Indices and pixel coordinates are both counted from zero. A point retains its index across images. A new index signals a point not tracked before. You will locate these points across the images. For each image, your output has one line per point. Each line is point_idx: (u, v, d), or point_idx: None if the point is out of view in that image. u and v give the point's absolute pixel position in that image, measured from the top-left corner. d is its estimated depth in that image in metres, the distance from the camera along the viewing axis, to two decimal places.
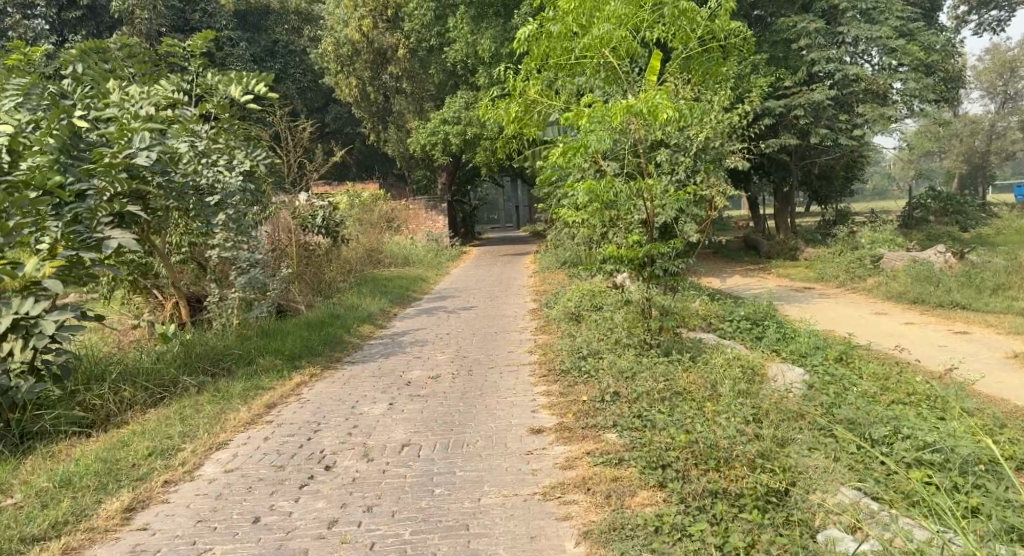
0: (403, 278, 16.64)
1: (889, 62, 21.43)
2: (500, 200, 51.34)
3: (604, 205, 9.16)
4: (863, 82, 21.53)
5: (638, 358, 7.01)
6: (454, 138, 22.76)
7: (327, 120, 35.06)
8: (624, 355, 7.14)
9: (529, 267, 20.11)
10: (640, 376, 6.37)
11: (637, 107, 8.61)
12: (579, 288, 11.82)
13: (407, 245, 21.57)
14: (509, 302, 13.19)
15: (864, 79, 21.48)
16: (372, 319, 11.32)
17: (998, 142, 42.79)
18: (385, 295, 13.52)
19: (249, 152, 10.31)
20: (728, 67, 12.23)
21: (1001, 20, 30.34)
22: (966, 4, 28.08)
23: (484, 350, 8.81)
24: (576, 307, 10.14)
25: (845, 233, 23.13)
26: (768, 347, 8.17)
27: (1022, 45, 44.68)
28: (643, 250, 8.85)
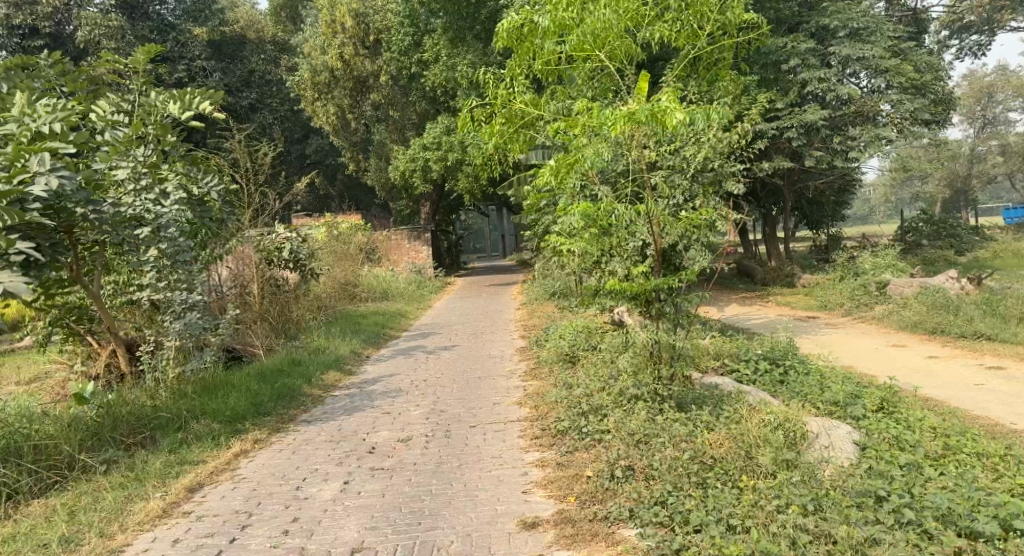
0: (380, 314, 15.31)
1: (876, 83, 20.70)
2: (484, 230, 50.24)
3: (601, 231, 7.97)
4: (854, 105, 20.59)
5: (651, 415, 5.81)
6: (434, 164, 21.73)
7: (306, 152, 33.90)
8: (634, 410, 5.91)
9: (516, 299, 18.92)
10: (658, 442, 5.14)
11: (640, 114, 7.24)
12: (574, 324, 10.59)
13: (387, 277, 20.34)
14: (495, 340, 11.92)
15: (854, 101, 20.54)
16: (341, 363, 10.03)
17: (980, 166, 42.08)
18: (358, 334, 12.24)
19: (197, 178, 9.15)
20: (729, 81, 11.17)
21: (983, 44, 29.92)
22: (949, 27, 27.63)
23: (466, 401, 7.54)
24: (570, 348, 8.91)
25: (845, 259, 22.13)
26: (799, 394, 7.00)
27: (998, 70, 44.61)
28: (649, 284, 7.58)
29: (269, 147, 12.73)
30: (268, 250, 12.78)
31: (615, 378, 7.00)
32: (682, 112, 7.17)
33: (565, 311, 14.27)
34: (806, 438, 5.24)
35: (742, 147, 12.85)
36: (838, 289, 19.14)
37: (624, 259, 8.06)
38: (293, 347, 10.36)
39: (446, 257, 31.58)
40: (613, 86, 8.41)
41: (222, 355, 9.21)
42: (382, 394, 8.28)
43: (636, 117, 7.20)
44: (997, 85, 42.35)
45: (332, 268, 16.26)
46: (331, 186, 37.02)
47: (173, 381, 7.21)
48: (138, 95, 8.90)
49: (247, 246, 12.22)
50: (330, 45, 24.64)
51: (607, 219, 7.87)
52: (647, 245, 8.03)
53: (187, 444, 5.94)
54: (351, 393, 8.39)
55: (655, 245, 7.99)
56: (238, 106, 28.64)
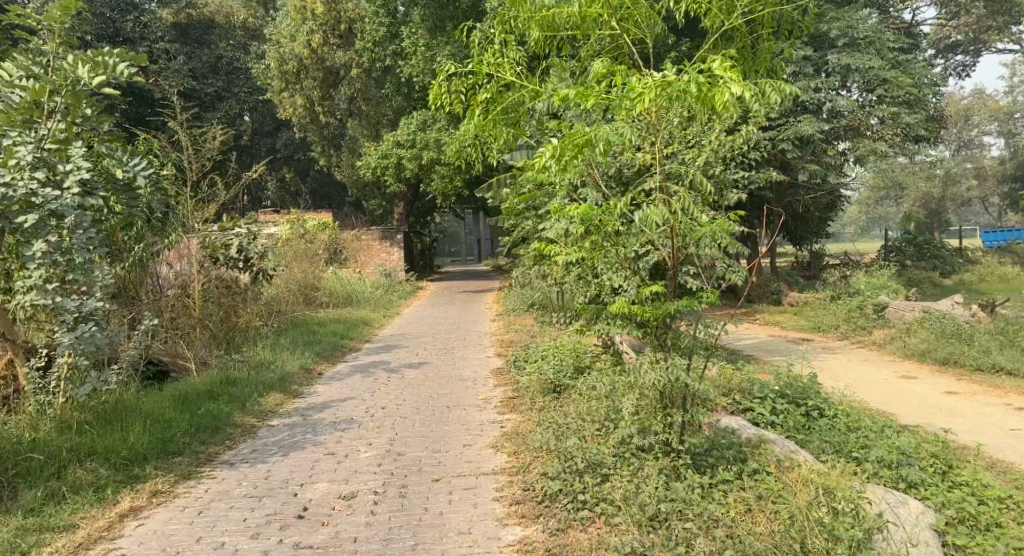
0: (340, 321, 13.82)
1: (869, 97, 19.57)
2: (458, 234, 48.80)
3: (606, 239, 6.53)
4: (841, 120, 19.57)
5: (669, 482, 4.62)
6: (408, 162, 20.37)
7: (276, 146, 32.31)
8: (649, 475, 4.70)
9: (491, 308, 17.59)
10: (678, 539, 4.00)
11: (682, 86, 5.32)
12: (559, 345, 9.24)
13: (354, 280, 18.90)
14: (467, 358, 10.50)
15: (843, 117, 19.54)
16: (286, 384, 8.53)
17: (956, 188, 41.75)
18: (311, 346, 10.78)
19: (121, 160, 7.66)
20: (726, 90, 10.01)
21: (966, 65, 29.41)
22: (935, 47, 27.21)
23: (433, 438, 6.15)
24: (559, 376, 7.55)
25: (836, 279, 21.10)
26: (839, 450, 5.75)
27: (975, 93, 44.46)
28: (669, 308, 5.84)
29: (219, 131, 11.30)
30: (209, 248, 11.36)
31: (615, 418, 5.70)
32: (738, 86, 5.31)
33: (546, 327, 12.94)
34: (881, 527, 4.08)
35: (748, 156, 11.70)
36: (832, 307, 18.06)
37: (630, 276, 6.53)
38: (232, 363, 8.88)
39: (419, 261, 30.10)
40: (629, 41, 6.39)
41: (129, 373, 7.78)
42: (330, 425, 6.81)
43: (676, 89, 5.31)
44: (973, 108, 42.11)
45: (291, 269, 14.85)
46: (301, 183, 35.42)
47: (65, 406, 5.83)
48: (54, 58, 7.26)
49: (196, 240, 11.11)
50: (300, 32, 23.18)
51: (615, 222, 6.47)
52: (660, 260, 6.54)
53: (58, 499, 4.65)
54: (287, 424, 6.88)
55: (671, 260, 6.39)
56: (204, 95, 27.05)
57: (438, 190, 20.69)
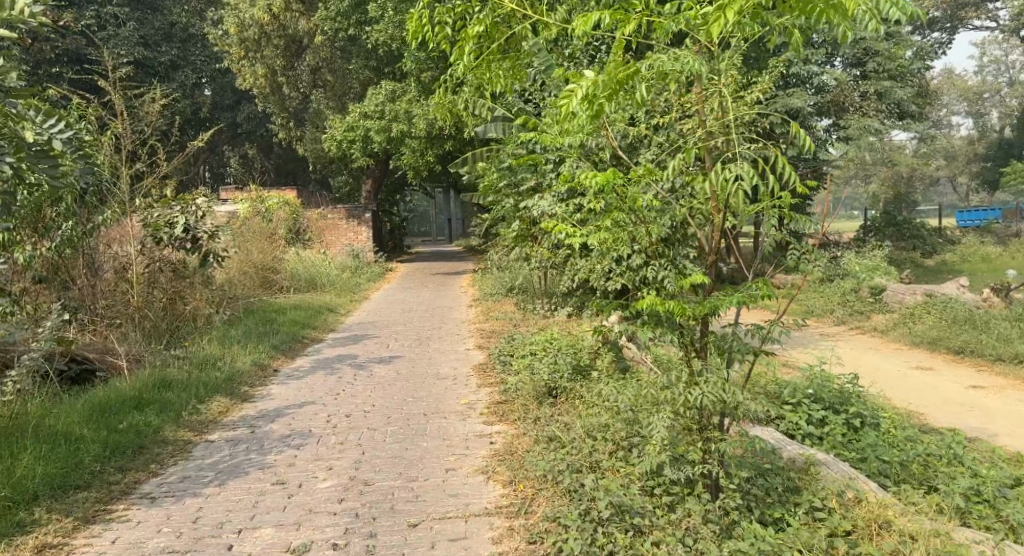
0: (302, 308, 12.56)
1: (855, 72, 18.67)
2: (430, 213, 47.42)
3: (629, 215, 4.76)
4: (827, 94, 18.22)
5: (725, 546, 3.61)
6: (377, 135, 19.03)
7: (238, 119, 30.68)
8: (702, 533, 3.70)
9: (468, 292, 16.44)
10: None
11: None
12: (549, 339, 8.17)
13: (319, 260, 17.61)
14: (443, 352, 9.35)
15: (829, 89, 18.19)
16: (230, 387, 7.21)
17: (929, 168, 41.38)
18: (268, 338, 9.56)
19: (31, 120, 6.41)
20: None
21: (945, 42, 28.80)
22: (915, 23, 26.50)
23: (410, 458, 5.03)
24: (556, 378, 6.45)
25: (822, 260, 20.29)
26: (909, 484, 4.73)
27: (947, 72, 44.05)
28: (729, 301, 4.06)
29: (160, 93, 9.93)
30: (150, 227, 10.10)
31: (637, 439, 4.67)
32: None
33: (530, 316, 11.88)
34: None
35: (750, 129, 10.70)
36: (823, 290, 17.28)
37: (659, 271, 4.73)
38: (172, 361, 7.65)
39: (389, 241, 28.77)
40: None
41: (37, 376, 6.63)
42: (282, 442, 5.64)
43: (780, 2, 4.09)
44: (947, 86, 41.71)
45: (249, 251, 13.53)
46: (265, 159, 33.83)
47: None
48: None
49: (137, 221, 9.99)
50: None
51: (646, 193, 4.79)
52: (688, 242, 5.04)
53: None
54: (230, 439, 5.73)
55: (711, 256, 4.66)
56: (157, 63, 25.38)
57: (409, 167, 19.41)
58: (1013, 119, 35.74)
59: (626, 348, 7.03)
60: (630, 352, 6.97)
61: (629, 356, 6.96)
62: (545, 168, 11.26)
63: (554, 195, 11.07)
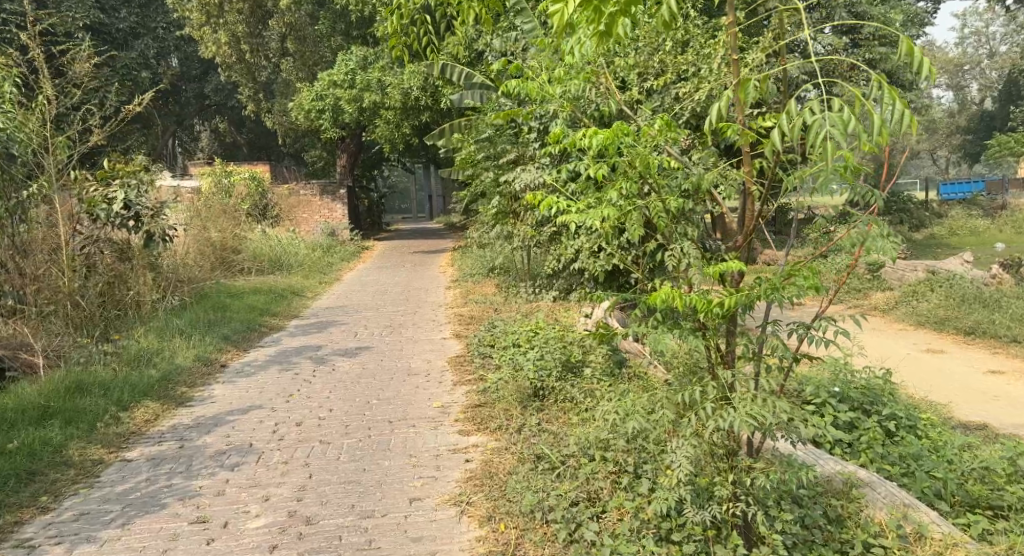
0: (263, 291, 11.56)
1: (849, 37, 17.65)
2: (410, 189, 46.24)
3: (638, 182, 3.73)
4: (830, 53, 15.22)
5: None
6: (346, 105, 17.89)
7: (205, 92, 29.33)
8: None
9: (446, 272, 15.49)
10: None
11: None
12: (536, 330, 7.28)
13: (288, 239, 16.58)
14: (416, 342, 8.41)
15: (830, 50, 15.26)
16: (160, 390, 6.24)
17: (917, 138, 40.78)
18: (220, 329, 8.58)
19: None
20: (699, 31, 8.29)
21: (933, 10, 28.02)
22: None
23: (367, 484, 4.10)
24: (540, 377, 5.54)
25: None
26: (978, 515, 3.82)
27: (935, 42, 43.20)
28: (771, 294, 3.08)
29: (91, 51, 8.76)
30: (84, 203, 9.14)
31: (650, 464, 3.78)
32: None
33: (511, 299, 10.95)
34: None
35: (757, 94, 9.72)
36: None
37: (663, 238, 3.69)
38: (101, 358, 6.68)
39: (365, 218, 27.64)
40: None
41: None
42: (214, 460, 4.70)
43: None
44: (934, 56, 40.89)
45: (207, 232, 12.49)
46: (237, 133, 32.65)
47: None
48: None
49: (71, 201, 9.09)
50: None
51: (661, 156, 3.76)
52: (706, 215, 4.12)
53: None
54: (151, 457, 4.78)
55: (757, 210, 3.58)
56: (114, 31, 23.89)
57: (381, 139, 18.28)
58: (996, 90, 35.17)
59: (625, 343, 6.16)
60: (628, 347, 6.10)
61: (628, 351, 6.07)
62: (528, 138, 10.38)
63: (537, 166, 10.21)
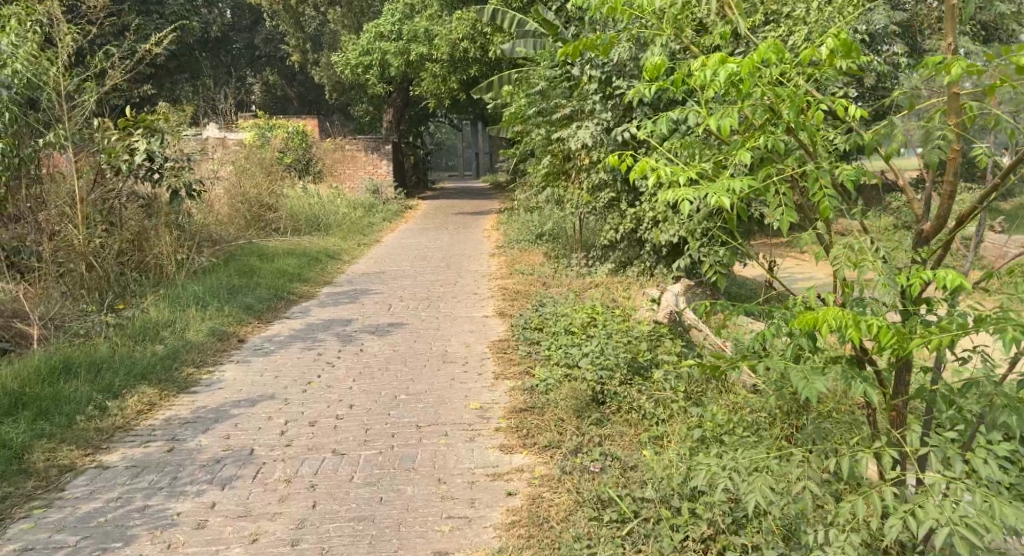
0: (297, 254, 10.79)
1: None
2: (460, 145, 45.31)
3: (782, 138, 2.59)
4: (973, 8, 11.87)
5: None
6: (393, 57, 16.89)
7: (257, 42, 28.70)
8: None
9: (493, 236, 14.60)
10: None
11: None
12: (593, 315, 6.31)
13: (329, 196, 15.86)
14: (456, 322, 7.54)
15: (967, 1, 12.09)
16: (163, 372, 5.46)
17: None
18: (243, 297, 7.80)
19: None
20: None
21: None
22: None
23: (382, 525, 3.23)
24: (600, 380, 4.60)
25: None
26: None
27: None
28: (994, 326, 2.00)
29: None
30: (105, 153, 8.36)
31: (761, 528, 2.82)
32: None
33: (561, 272, 9.99)
34: None
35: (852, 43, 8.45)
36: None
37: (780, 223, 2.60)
38: (101, 331, 5.94)
39: (411, 176, 26.82)
40: None
41: None
42: (204, 469, 3.88)
43: None
44: None
45: (240, 187, 11.74)
46: (289, 86, 32.18)
47: None
48: None
49: (90, 154, 8.39)
50: None
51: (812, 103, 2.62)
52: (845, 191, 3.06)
53: None
54: (130, 462, 3.98)
55: (983, 197, 2.31)
56: None
57: (429, 93, 17.29)
58: None
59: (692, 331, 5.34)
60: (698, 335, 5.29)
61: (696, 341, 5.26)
62: (586, 90, 9.26)
63: (596, 122, 9.12)
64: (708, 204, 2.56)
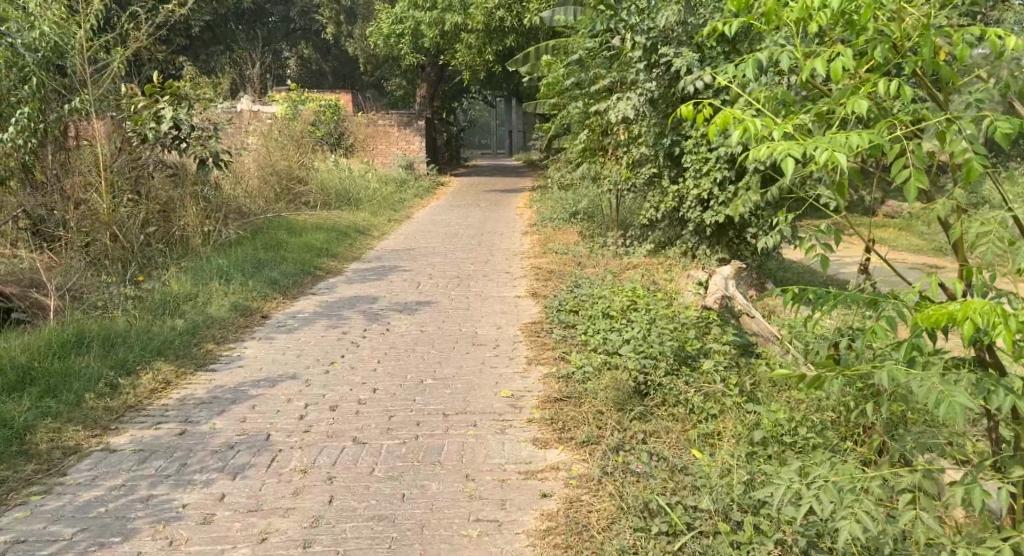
0: (326, 228, 10.53)
1: None
2: (494, 122, 44.83)
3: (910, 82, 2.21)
4: None
5: None
6: (427, 27, 16.49)
7: (292, 14, 28.44)
8: None
9: (526, 214, 14.24)
10: None
11: None
12: (633, 298, 5.95)
13: (361, 170, 15.60)
14: (487, 302, 7.22)
15: None
16: (180, 348, 5.22)
17: None
18: (269, 271, 7.55)
19: None
20: None
21: None
22: None
23: (403, 527, 2.92)
24: (644, 369, 4.26)
25: None
26: None
27: None
28: None
29: None
30: (131, 120, 8.09)
31: (843, 552, 2.51)
32: None
33: (597, 252, 9.62)
34: None
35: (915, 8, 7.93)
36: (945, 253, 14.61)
37: (906, 187, 2.24)
38: (120, 303, 5.72)
39: (444, 152, 26.46)
40: None
41: None
42: (216, 456, 3.62)
43: None
44: None
45: (270, 158, 11.52)
46: (324, 59, 31.97)
47: None
48: None
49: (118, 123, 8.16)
50: None
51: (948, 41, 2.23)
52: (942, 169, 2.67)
53: None
54: (139, 446, 3.73)
55: None
56: None
57: (463, 65, 16.88)
58: None
59: (744, 319, 5.02)
60: (751, 326, 4.99)
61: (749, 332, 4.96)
62: (629, 59, 8.83)
63: (639, 93, 8.71)
64: (818, 161, 2.22)
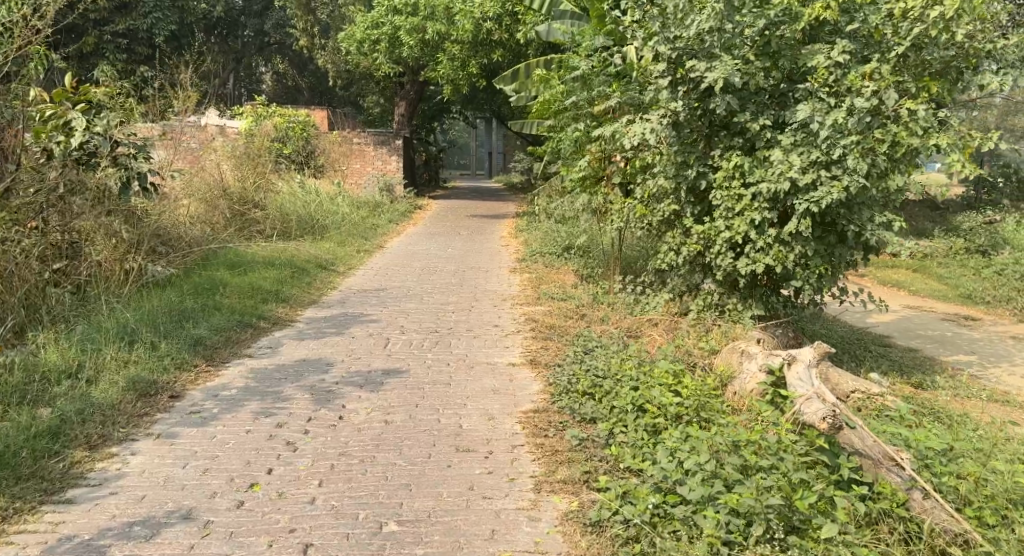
0: (278, 262, 8.93)
1: None
2: (474, 144, 43.53)
3: None
4: None
5: None
6: (407, 36, 15.01)
7: (266, 27, 26.83)
8: None
9: (512, 247, 12.75)
10: None
11: None
12: (674, 387, 4.40)
13: (330, 192, 14.03)
14: (472, 372, 5.64)
15: None
16: (27, 463, 3.57)
17: None
18: (196, 326, 5.91)
19: None
20: None
21: None
22: None
23: None
24: (728, 538, 2.90)
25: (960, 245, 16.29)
26: None
27: None
28: None
29: None
30: (29, 132, 6.17)
31: None
32: None
33: (601, 301, 8.14)
34: None
35: (988, 23, 6.72)
36: (965, 297, 13.47)
37: None
38: None
39: (421, 173, 24.94)
40: None
41: None
42: None
43: None
44: None
45: (219, 179, 9.93)
46: (301, 75, 30.36)
47: None
48: None
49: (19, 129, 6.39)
50: None
51: None
52: None
53: None
54: None
55: None
56: None
57: (445, 80, 15.41)
58: None
59: (844, 431, 3.64)
60: (851, 438, 3.67)
61: (846, 449, 3.64)
62: (648, 74, 7.38)
63: (659, 115, 7.22)
64: None
